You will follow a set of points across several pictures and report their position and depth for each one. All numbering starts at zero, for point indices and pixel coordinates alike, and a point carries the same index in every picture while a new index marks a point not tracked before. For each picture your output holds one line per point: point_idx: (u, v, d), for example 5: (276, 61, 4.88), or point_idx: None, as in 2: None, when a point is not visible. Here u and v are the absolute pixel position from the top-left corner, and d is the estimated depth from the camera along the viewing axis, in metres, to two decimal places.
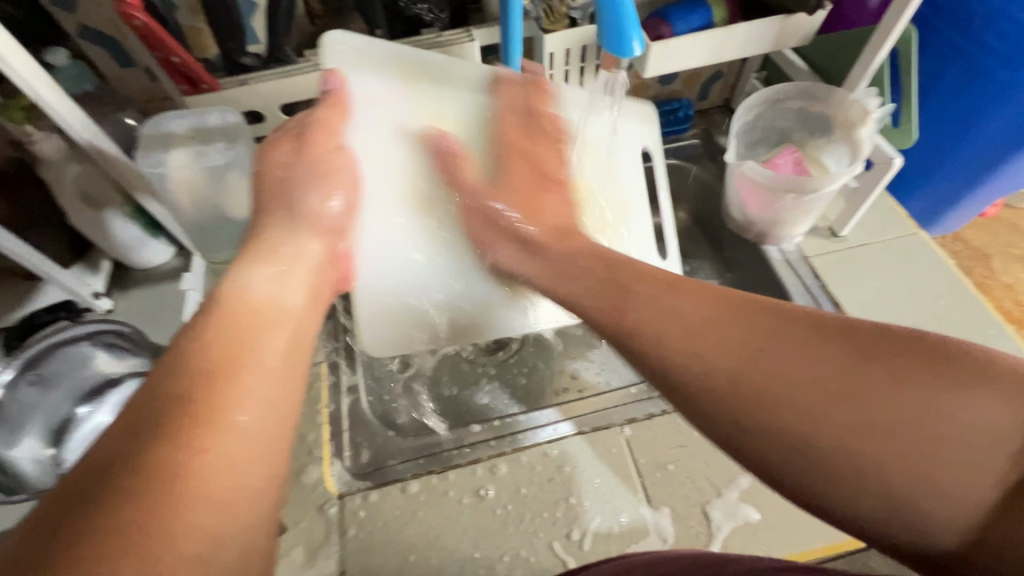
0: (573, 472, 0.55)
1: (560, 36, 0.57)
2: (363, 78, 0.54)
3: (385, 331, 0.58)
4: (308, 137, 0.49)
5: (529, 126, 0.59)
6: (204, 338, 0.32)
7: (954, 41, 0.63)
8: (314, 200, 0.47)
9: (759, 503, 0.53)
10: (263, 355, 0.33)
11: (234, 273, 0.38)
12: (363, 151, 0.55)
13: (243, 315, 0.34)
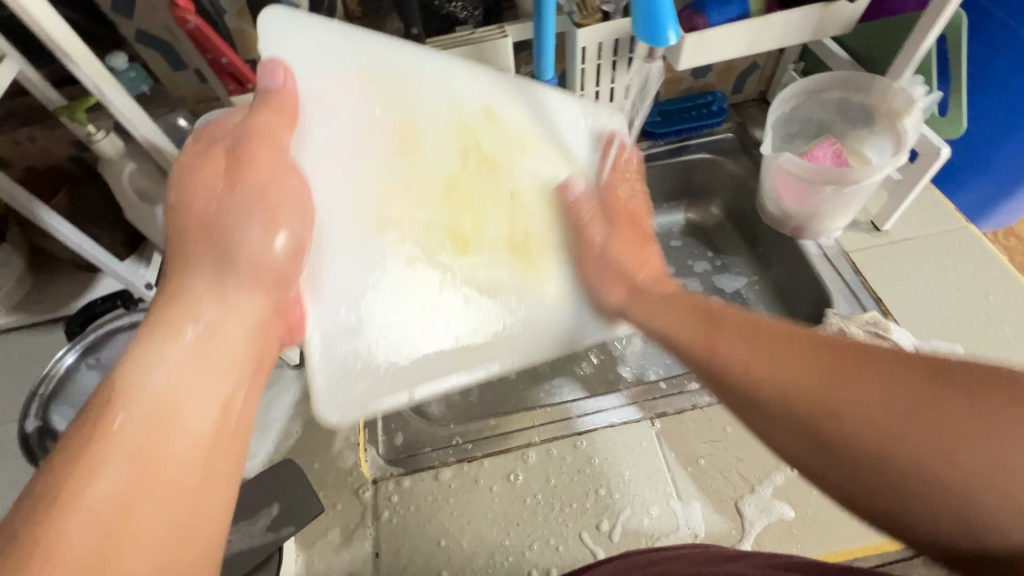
0: (603, 465, 0.55)
1: (592, 31, 0.58)
2: (318, 65, 0.44)
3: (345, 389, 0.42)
4: (242, 152, 0.39)
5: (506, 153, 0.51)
6: (94, 450, 0.28)
7: (1007, 26, 0.60)
8: (252, 241, 0.38)
9: (793, 500, 0.52)
10: (166, 456, 0.29)
11: (128, 352, 0.31)
12: (308, 166, 0.42)
13: (147, 414, 0.29)
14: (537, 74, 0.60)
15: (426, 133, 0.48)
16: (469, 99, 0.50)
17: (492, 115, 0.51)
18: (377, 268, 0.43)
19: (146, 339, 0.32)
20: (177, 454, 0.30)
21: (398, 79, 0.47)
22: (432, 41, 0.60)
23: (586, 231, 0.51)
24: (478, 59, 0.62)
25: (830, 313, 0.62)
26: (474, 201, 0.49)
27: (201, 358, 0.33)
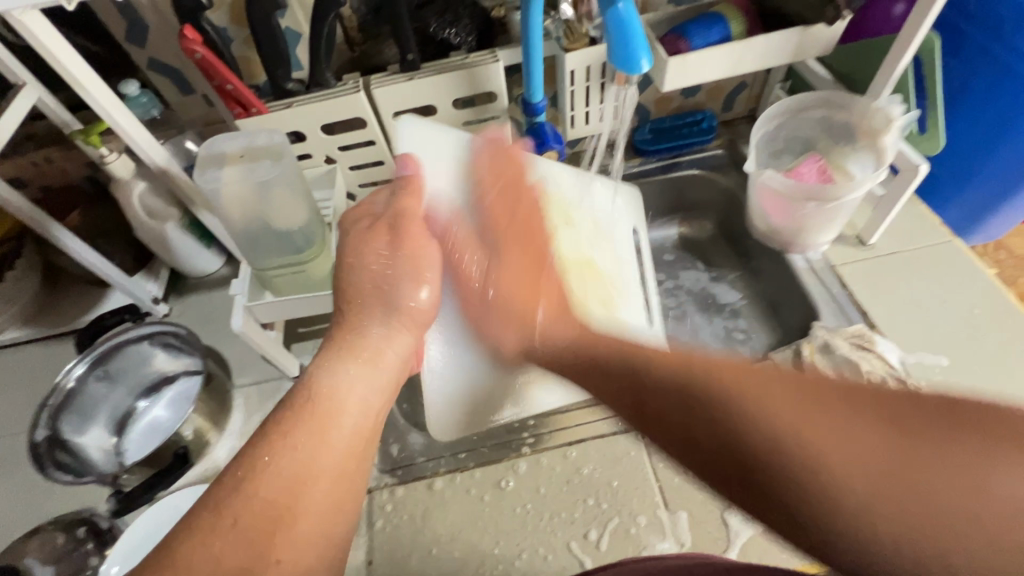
0: (592, 474, 0.57)
1: (580, 55, 0.60)
2: (432, 154, 0.53)
3: (449, 413, 0.54)
4: (402, 228, 0.47)
5: (561, 220, 0.60)
6: (285, 424, 0.35)
7: (985, 46, 0.62)
8: (408, 298, 0.45)
9: None
10: (332, 442, 0.36)
11: (319, 365, 0.39)
12: (440, 237, 0.52)
13: (315, 407, 0.36)
14: (528, 96, 0.62)
15: None
16: (534, 175, 0.59)
17: (546, 192, 0.60)
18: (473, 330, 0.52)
19: (344, 357, 0.40)
20: (349, 425, 0.37)
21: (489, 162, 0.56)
22: (426, 66, 0.63)
23: (621, 291, 0.62)
24: (471, 81, 0.65)
25: (816, 325, 0.62)
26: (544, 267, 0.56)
27: (374, 372, 0.40)
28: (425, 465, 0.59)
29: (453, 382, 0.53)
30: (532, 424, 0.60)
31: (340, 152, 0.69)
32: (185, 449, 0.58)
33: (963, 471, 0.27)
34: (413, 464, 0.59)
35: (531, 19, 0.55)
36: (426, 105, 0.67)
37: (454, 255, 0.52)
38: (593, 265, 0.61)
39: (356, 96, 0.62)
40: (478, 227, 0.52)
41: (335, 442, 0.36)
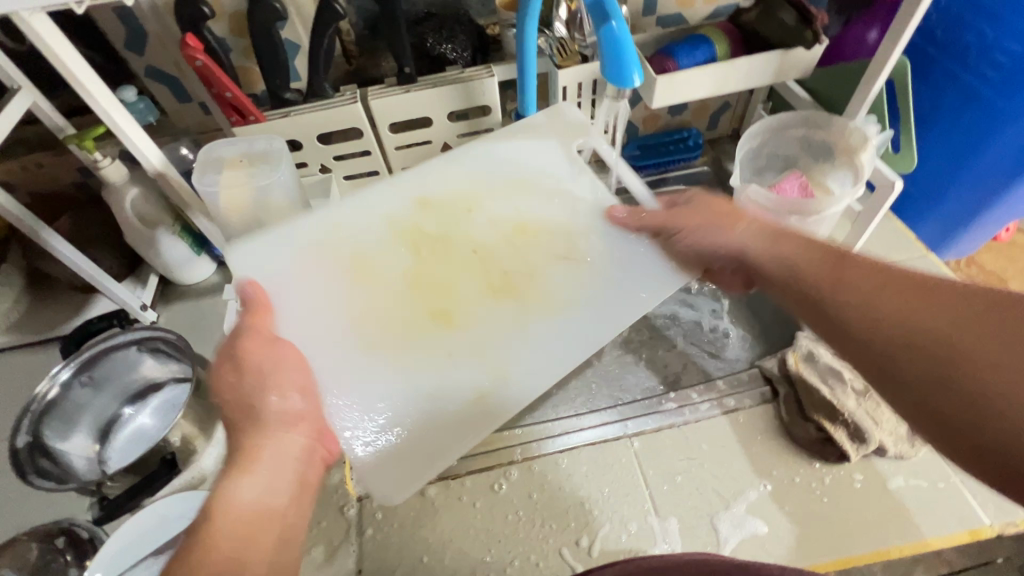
0: (583, 481, 0.57)
1: (572, 71, 0.62)
2: (263, 262, 0.53)
3: (395, 462, 0.47)
4: (239, 352, 0.44)
5: (457, 216, 0.57)
6: (193, 555, 0.34)
7: (952, 72, 0.66)
8: (273, 403, 0.42)
9: (766, 516, 0.53)
10: (251, 556, 0.35)
11: (218, 484, 0.38)
12: (293, 332, 0.50)
13: (217, 529, 0.35)
14: (521, 109, 0.64)
15: (379, 258, 0.54)
16: (398, 206, 0.57)
17: (426, 204, 0.57)
18: (382, 381, 0.49)
19: (238, 477, 0.38)
20: (267, 540, 0.37)
21: (330, 226, 0.55)
22: (423, 80, 0.65)
23: (576, 242, 0.56)
24: (466, 95, 0.66)
25: (801, 335, 0.64)
26: (443, 279, 0.54)
27: (277, 477, 0.40)
28: None
29: (397, 429, 0.48)
30: (516, 432, 0.60)
31: (336, 162, 0.70)
32: (172, 455, 0.57)
33: None
34: None
35: (526, 37, 0.56)
36: (421, 118, 0.68)
37: (315, 333, 0.50)
38: (519, 228, 0.56)
39: (353, 106, 0.64)
40: (333, 294, 0.52)
41: (253, 566, 0.35)
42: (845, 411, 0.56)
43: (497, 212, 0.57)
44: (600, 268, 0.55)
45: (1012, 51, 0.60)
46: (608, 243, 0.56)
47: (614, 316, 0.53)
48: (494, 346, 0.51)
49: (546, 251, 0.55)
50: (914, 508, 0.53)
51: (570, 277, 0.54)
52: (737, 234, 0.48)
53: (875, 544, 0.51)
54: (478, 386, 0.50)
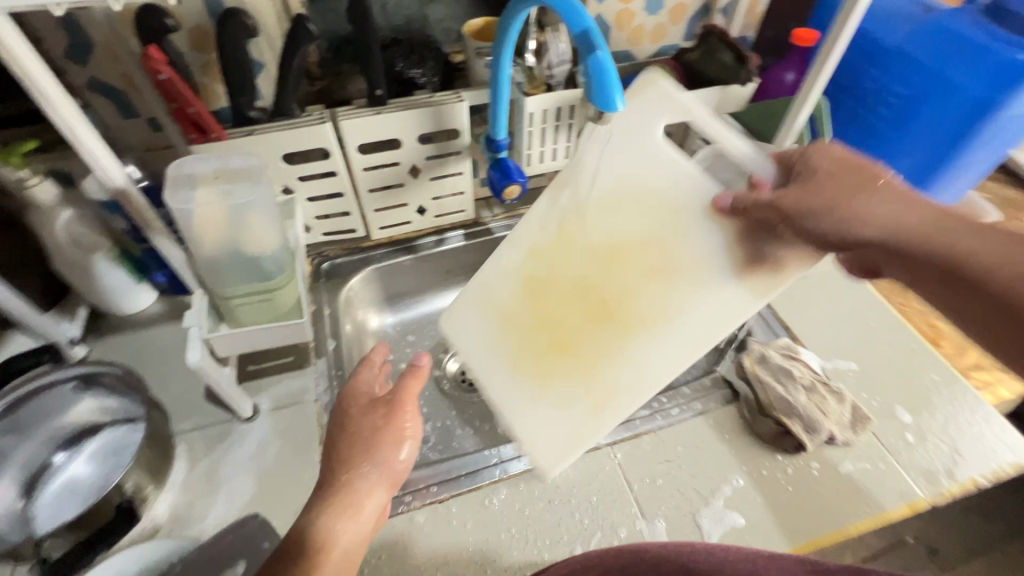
0: (571, 493, 0.58)
1: (539, 98, 0.66)
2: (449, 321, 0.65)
3: (544, 450, 0.57)
4: (395, 403, 0.49)
5: (558, 254, 0.59)
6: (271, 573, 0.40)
7: (855, 110, 0.79)
8: (398, 457, 0.47)
9: (741, 509, 0.57)
10: None
11: (317, 508, 0.43)
12: (481, 373, 0.62)
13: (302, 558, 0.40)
14: (491, 133, 0.66)
15: (512, 303, 0.61)
16: (512, 254, 0.62)
17: (534, 251, 0.61)
18: (536, 407, 0.58)
19: (343, 515, 0.43)
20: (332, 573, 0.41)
21: (472, 285, 0.64)
22: (393, 102, 0.66)
23: (670, 251, 0.53)
24: (436, 118, 0.68)
25: (753, 340, 0.69)
26: (559, 316, 0.58)
27: (362, 526, 0.44)
28: (398, 507, 0.56)
29: (548, 441, 0.56)
30: (499, 450, 0.60)
31: (299, 183, 0.69)
32: (124, 503, 0.51)
33: None
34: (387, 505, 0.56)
35: (499, 66, 0.59)
36: (391, 139, 0.69)
37: (486, 370, 0.61)
38: (614, 252, 0.56)
39: (323, 126, 0.63)
40: (489, 336, 0.62)
41: None
42: (800, 405, 0.61)
43: (589, 241, 0.57)
44: (693, 275, 0.52)
45: (901, 94, 0.73)
46: (699, 243, 0.52)
47: (706, 328, 0.52)
48: (609, 372, 0.55)
49: (640, 267, 0.55)
50: (862, 488, 0.59)
51: (665, 291, 0.53)
52: (879, 210, 0.43)
53: (834, 524, 0.57)
54: (595, 405, 0.55)
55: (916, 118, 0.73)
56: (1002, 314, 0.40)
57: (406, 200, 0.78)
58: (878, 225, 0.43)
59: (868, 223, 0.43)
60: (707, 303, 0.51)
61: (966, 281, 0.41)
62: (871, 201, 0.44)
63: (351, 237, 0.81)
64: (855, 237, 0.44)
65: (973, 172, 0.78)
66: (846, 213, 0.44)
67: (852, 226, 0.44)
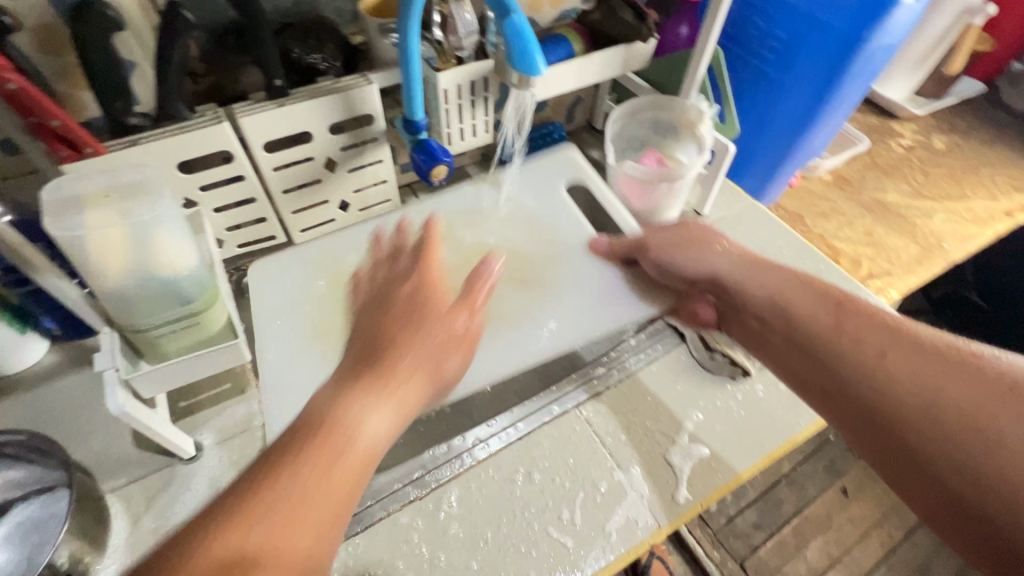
0: (549, 461, 0.59)
1: (452, 73, 0.64)
2: (267, 280, 0.67)
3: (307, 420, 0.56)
4: (467, 290, 0.51)
5: (422, 243, 0.70)
6: (278, 459, 0.37)
7: (745, 58, 0.84)
8: (455, 331, 0.49)
9: (704, 440, 0.61)
10: (330, 478, 0.37)
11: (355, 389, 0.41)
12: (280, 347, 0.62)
13: (324, 438, 0.38)
14: (409, 114, 0.64)
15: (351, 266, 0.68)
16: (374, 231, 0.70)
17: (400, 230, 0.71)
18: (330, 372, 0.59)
19: (373, 396, 0.42)
20: (350, 464, 0.38)
21: (324, 251, 0.69)
22: (295, 92, 0.61)
23: (533, 271, 0.68)
24: (346, 104, 0.64)
25: None
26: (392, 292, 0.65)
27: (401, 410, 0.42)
28: (378, 514, 0.54)
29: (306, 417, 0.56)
30: (469, 435, 0.60)
31: (201, 193, 0.62)
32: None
33: (997, 430, 0.39)
34: (366, 513, 0.54)
35: (408, 42, 0.57)
36: (299, 133, 0.63)
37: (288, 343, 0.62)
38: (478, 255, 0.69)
39: (219, 126, 0.57)
40: (315, 300, 0.66)
41: (331, 487, 0.37)
42: (738, 336, 0.66)
43: (464, 241, 0.70)
44: (550, 292, 0.67)
45: (782, 39, 0.79)
46: (563, 274, 0.68)
47: (536, 343, 0.63)
48: None
49: (505, 276, 0.68)
50: (803, 398, 0.65)
51: (522, 299, 0.66)
52: (716, 258, 0.60)
53: (783, 436, 0.62)
54: None
55: (798, 59, 0.79)
56: (801, 355, 0.51)
57: (326, 197, 0.73)
58: (694, 262, 0.61)
59: (689, 264, 0.61)
60: (550, 327, 0.64)
61: (784, 329, 0.53)
62: (692, 250, 0.61)
63: (271, 245, 0.75)
64: (707, 273, 0.60)
65: (847, 106, 0.87)
66: (687, 254, 0.61)
67: (701, 263, 0.61)
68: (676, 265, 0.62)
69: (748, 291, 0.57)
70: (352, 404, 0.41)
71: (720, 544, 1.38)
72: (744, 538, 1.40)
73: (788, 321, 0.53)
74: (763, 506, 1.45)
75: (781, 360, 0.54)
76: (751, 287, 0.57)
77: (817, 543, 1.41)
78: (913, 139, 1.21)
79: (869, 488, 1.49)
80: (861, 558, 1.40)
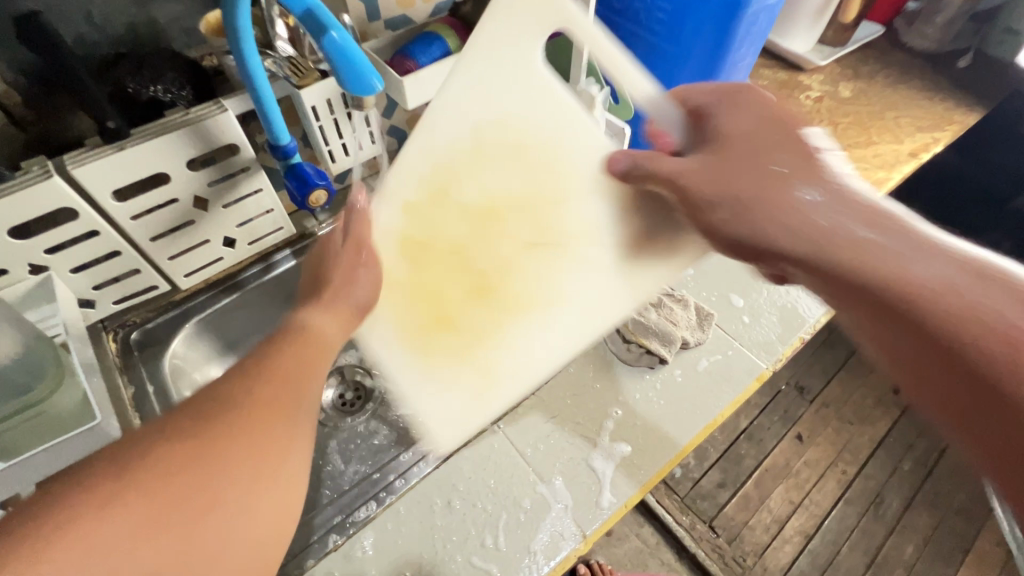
0: (469, 485, 0.57)
1: (315, 89, 0.59)
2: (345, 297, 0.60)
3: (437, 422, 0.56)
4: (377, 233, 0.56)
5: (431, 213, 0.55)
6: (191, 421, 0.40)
7: (635, 31, 0.81)
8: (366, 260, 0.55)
9: (626, 437, 0.60)
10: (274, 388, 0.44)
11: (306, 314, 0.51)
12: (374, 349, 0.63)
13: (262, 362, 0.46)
14: (272, 140, 0.58)
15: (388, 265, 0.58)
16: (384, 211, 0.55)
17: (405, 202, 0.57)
18: (422, 387, 0.56)
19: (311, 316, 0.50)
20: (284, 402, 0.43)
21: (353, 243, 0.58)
22: (137, 131, 0.55)
23: (549, 223, 0.57)
24: (201, 138, 0.58)
25: None
26: (433, 286, 0.56)
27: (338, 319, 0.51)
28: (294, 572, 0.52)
29: (442, 416, 0.56)
30: (390, 464, 0.59)
31: (50, 256, 0.56)
32: None
33: None
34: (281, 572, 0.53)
35: (249, 63, 0.51)
36: (153, 175, 0.58)
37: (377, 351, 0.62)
38: (490, 215, 0.56)
39: (49, 182, 0.51)
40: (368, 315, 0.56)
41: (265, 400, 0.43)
42: (652, 325, 0.65)
43: (462, 200, 0.56)
44: (572, 246, 0.58)
45: (667, 10, 0.76)
46: (577, 215, 0.57)
47: (586, 315, 0.59)
48: (482, 356, 0.57)
49: (520, 237, 0.57)
50: (720, 378, 0.65)
51: (546, 263, 0.58)
52: (798, 201, 0.48)
53: (703, 420, 0.62)
54: (473, 391, 0.57)
55: (687, 30, 0.77)
56: (916, 336, 0.41)
57: (206, 236, 0.67)
58: (789, 220, 0.48)
59: (784, 212, 0.48)
60: (585, 295, 0.59)
61: (898, 305, 0.42)
62: (771, 200, 0.49)
63: (156, 295, 0.69)
64: (789, 234, 0.48)
65: (742, 68, 0.86)
66: (761, 203, 0.49)
67: (783, 201, 0.49)
68: (745, 212, 0.50)
69: (862, 243, 0.45)
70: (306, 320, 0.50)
71: (688, 509, 1.41)
72: (711, 499, 1.43)
73: (910, 297, 0.42)
74: (726, 464, 1.48)
75: (883, 337, 0.44)
76: (846, 240, 0.45)
77: (779, 491, 1.46)
78: (820, 90, 1.22)
79: (822, 430, 1.55)
80: (821, 498, 1.46)
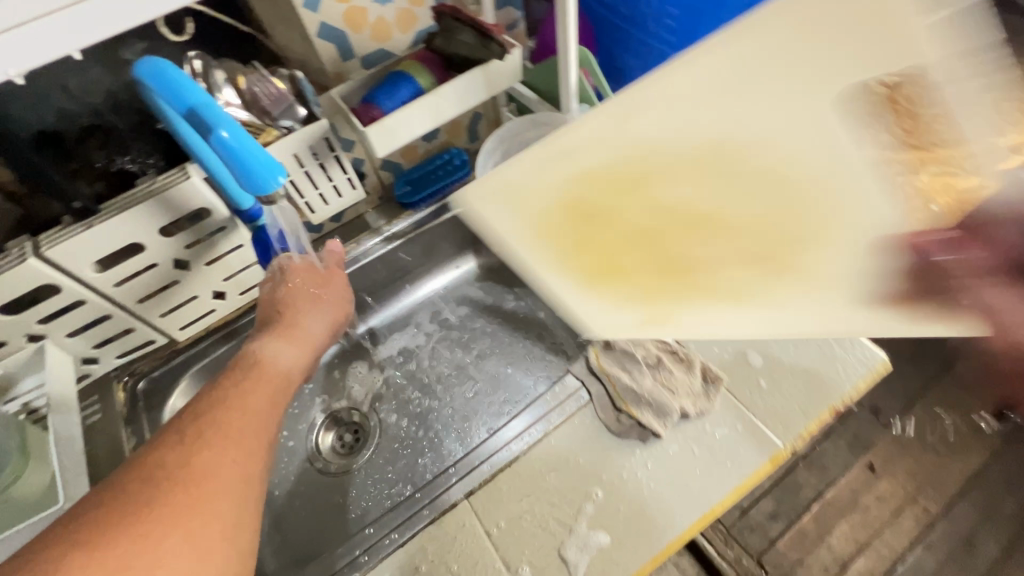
0: (431, 567, 0.54)
1: (278, 148, 0.58)
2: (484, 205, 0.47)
3: (596, 310, 0.42)
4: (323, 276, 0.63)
5: (621, 194, 0.44)
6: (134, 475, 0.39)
7: (642, 38, 0.72)
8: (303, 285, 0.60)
9: (605, 525, 0.54)
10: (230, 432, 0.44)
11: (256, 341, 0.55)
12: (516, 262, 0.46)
13: (219, 400, 0.47)
14: (236, 205, 0.57)
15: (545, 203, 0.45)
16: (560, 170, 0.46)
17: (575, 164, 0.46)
18: (582, 294, 0.43)
19: (266, 339, 0.56)
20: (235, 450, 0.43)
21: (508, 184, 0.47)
22: (105, 206, 0.55)
23: (792, 245, 0.38)
24: (169, 207, 0.58)
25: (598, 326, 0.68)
26: (592, 232, 0.44)
27: (288, 342, 0.56)
28: None
29: (604, 319, 0.42)
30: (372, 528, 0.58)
31: (43, 325, 0.59)
32: None
33: None
34: None
35: (186, 136, 0.48)
36: (128, 245, 0.59)
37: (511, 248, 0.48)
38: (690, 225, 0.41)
39: (25, 265, 0.53)
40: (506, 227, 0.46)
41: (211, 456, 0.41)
42: (643, 394, 0.60)
43: (659, 193, 0.43)
44: (813, 279, 0.37)
45: (675, 15, 0.66)
46: (827, 263, 0.37)
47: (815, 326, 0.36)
48: (671, 304, 0.40)
49: (737, 245, 0.40)
50: (721, 455, 0.56)
51: (771, 281, 0.38)
52: None
53: (700, 509, 0.54)
54: (648, 318, 0.41)
55: (700, 35, 0.66)
56: None
57: (194, 293, 0.68)
58: None
59: None
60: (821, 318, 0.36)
61: None
62: None
63: (157, 346, 0.72)
64: None
65: None
66: None
67: None
68: None
69: None
70: (260, 342, 0.55)
71: (734, 541, 1.30)
72: (761, 532, 1.31)
73: None
74: (780, 493, 1.34)
75: None
76: None
77: (843, 528, 1.30)
78: None
79: (900, 461, 1.36)
80: (894, 540, 1.29)
